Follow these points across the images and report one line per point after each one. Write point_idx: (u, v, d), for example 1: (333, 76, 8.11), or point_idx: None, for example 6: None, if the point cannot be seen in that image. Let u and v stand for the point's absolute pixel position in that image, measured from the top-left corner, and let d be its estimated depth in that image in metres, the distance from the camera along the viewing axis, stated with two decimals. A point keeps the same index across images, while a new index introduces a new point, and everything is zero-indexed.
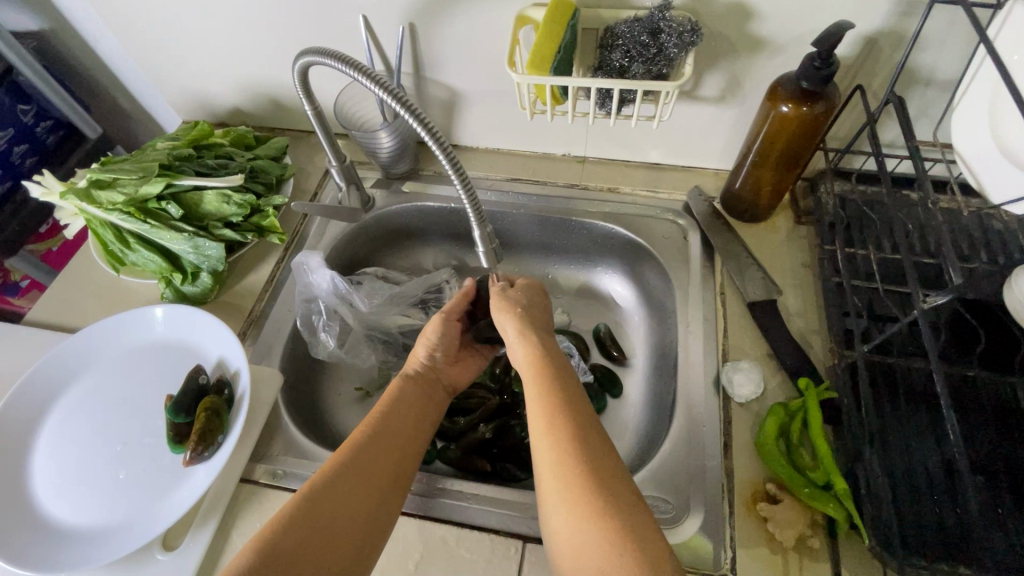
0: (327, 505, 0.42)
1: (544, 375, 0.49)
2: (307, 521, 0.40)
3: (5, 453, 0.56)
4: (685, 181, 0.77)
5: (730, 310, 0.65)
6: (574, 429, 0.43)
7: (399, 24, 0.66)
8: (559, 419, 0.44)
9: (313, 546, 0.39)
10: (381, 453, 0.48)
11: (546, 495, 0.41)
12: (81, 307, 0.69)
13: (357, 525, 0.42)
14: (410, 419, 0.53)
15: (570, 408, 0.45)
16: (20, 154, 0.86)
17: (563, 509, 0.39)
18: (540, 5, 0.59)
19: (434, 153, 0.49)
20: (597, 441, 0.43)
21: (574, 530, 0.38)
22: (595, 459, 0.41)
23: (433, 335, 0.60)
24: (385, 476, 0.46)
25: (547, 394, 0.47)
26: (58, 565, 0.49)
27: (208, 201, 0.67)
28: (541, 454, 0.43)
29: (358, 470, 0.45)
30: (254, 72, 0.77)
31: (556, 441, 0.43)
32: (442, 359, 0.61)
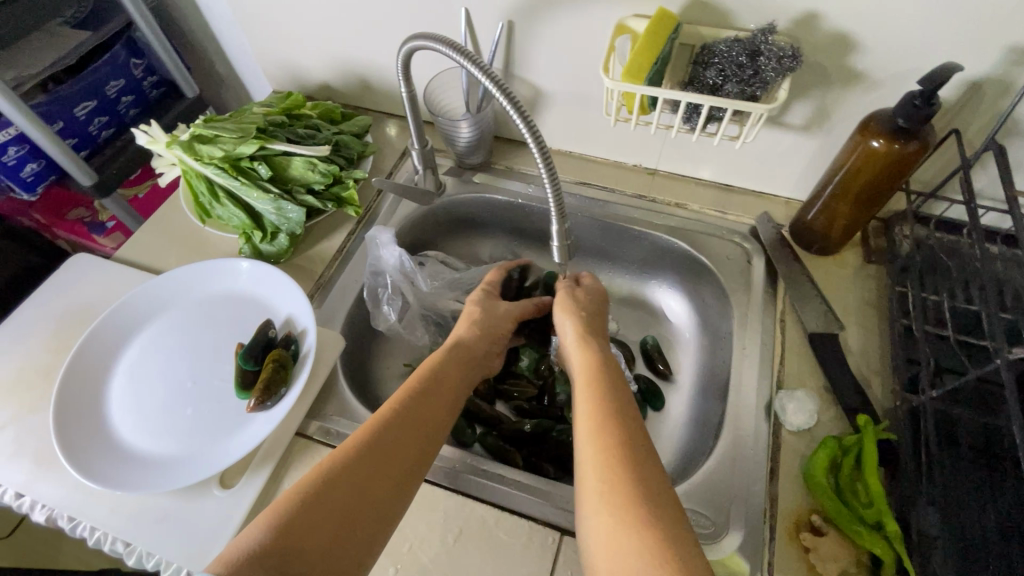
0: (343, 483, 0.42)
1: (597, 384, 0.50)
2: (319, 500, 0.41)
3: (87, 375, 0.60)
4: (754, 206, 0.77)
5: (789, 338, 0.65)
6: (627, 446, 0.43)
7: (498, 20, 0.68)
8: (616, 433, 0.44)
9: (324, 523, 0.40)
10: (406, 430, 0.48)
11: (585, 498, 0.42)
12: (164, 251, 0.73)
13: (370, 501, 0.43)
14: (441, 400, 0.52)
15: (621, 413, 0.47)
16: (126, 104, 0.87)
17: (604, 510, 0.39)
18: (641, 16, 0.60)
19: (528, 144, 0.51)
20: (644, 450, 0.44)
21: (611, 541, 0.38)
22: (639, 471, 0.41)
23: (477, 314, 0.64)
24: (410, 457, 0.47)
25: (596, 401, 0.48)
26: (126, 485, 0.53)
27: (296, 166, 0.70)
28: (590, 455, 0.44)
29: (380, 447, 0.45)
30: (350, 52, 0.81)
31: (603, 445, 0.44)
32: (476, 338, 0.61)
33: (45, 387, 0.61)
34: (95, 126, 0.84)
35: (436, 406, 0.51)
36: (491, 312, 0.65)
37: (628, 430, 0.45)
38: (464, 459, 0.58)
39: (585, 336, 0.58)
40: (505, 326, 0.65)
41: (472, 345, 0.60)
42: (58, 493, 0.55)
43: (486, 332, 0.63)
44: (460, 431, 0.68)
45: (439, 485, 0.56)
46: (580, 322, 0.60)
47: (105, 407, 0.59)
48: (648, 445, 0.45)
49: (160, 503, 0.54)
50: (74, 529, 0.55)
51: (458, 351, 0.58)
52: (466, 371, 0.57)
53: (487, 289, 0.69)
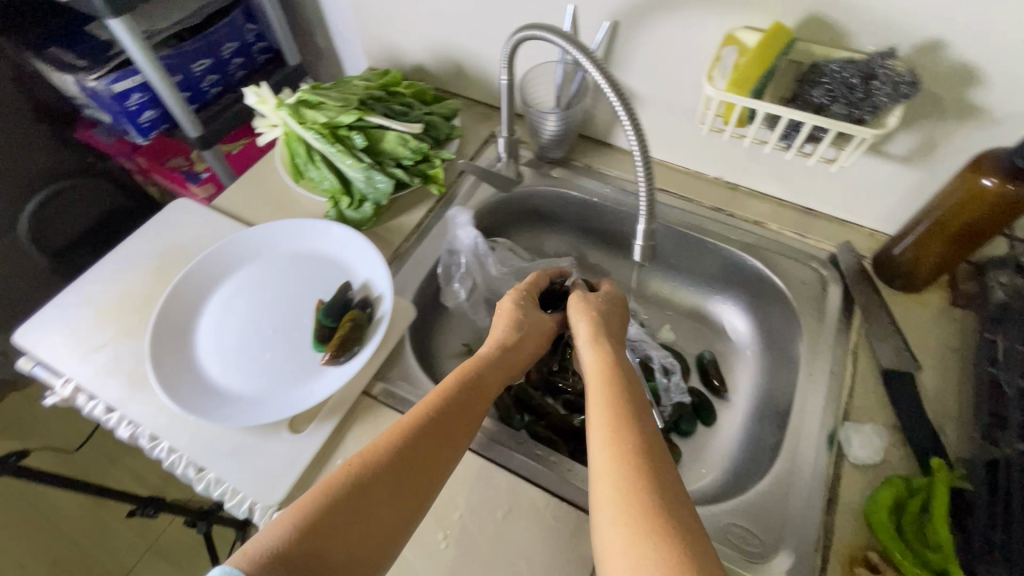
0: (366, 488, 0.42)
1: (618, 387, 0.49)
2: (341, 503, 0.41)
3: (181, 309, 0.65)
4: (835, 233, 0.75)
5: (860, 371, 0.63)
6: (646, 459, 0.42)
7: (604, 20, 0.69)
8: (636, 444, 0.43)
9: (341, 535, 0.40)
10: (429, 439, 0.46)
11: (600, 509, 0.41)
12: (256, 205, 0.77)
13: (386, 510, 0.42)
14: (466, 407, 0.49)
15: (641, 424, 0.45)
16: (235, 66, 0.92)
17: (620, 527, 0.38)
18: (752, 29, 0.60)
19: (627, 136, 0.52)
20: (663, 465, 0.42)
21: (628, 560, 0.36)
22: (658, 488, 0.40)
23: (513, 316, 0.58)
24: (430, 467, 0.45)
25: (615, 408, 0.46)
26: (205, 415, 0.57)
27: (389, 140, 0.73)
28: (607, 464, 0.42)
29: (400, 457, 0.44)
30: (449, 37, 0.83)
31: (621, 456, 0.42)
32: (514, 341, 0.56)
33: (142, 316, 0.66)
34: (206, 83, 0.90)
35: (467, 413, 0.49)
36: (533, 315, 0.59)
37: (648, 443, 0.43)
38: (518, 441, 0.59)
39: (602, 336, 0.55)
40: (545, 329, 0.60)
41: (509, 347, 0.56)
42: (146, 413, 0.59)
43: (525, 336, 0.57)
44: (509, 415, 0.69)
45: (492, 462, 0.57)
46: (598, 320, 0.57)
47: (194, 342, 0.63)
48: (668, 461, 0.43)
49: (233, 437, 0.58)
50: (153, 450, 0.58)
51: (495, 354, 0.54)
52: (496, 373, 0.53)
53: (524, 294, 0.61)
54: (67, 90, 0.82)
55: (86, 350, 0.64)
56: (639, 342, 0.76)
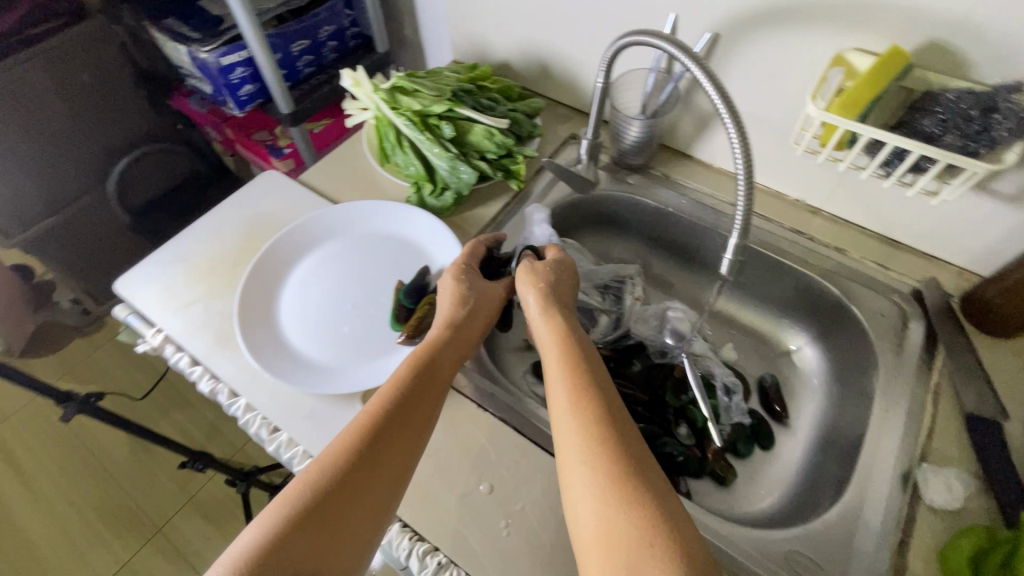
0: (345, 479, 0.43)
1: (575, 358, 0.50)
2: (324, 494, 0.42)
3: (268, 276, 0.68)
4: (921, 268, 0.72)
5: (941, 412, 0.61)
6: (607, 422, 0.44)
7: (704, 31, 0.69)
8: (597, 412, 0.45)
9: (322, 531, 0.40)
10: (392, 429, 0.46)
11: (571, 481, 0.43)
12: (340, 183, 0.80)
13: (361, 500, 0.43)
14: (425, 398, 0.50)
15: (600, 389, 0.48)
16: (329, 48, 0.95)
17: (591, 497, 0.40)
18: (865, 52, 0.59)
19: (732, 141, 0.53)
20: (626, 428, 0.45)
21: (604, 525, 0.39)
22: (624, 447, 0.43)
23: (460, 293, 0.59)
24: (397, 454, 0.46)
25: (574, 380, 0.48)
26: (289, 378, 0.60)
27: (476, 132, 0.75)
28: (573, 435, 0.44)
29: (367, 448, 0.45)
30: (539, 38, 0.85)
31: (586, 426, 0.44)
32: (465, 321, 0.57)
33: (230, 278, 0.70)
34: (302, 63, 0.93)
35: (430, 396, 0.50)
36: (479, 287, 0.61)
37: (610, 407, 0.46)
38: None
39: (550, 306, 0.57)
40: (493, 301, 0.61)
41: (460, 323, 0.57)
42: (230, 370, 0.62)
43: (474, 313, 0.58)
44: None
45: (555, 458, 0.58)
46: (547, 289, 0.59)
47: (277, 308, 0.66)
48: (628, 422, 0.45)
49: (308, 403, 0.60)
50: (230, 407, 0.61)
51: (449, 333, 0.55)
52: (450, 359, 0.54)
53: (464, 267, 0.62)
54: (177, 59, 0.88)
55: (177, 305, 0.67)
56: (702, 358, 0.76)
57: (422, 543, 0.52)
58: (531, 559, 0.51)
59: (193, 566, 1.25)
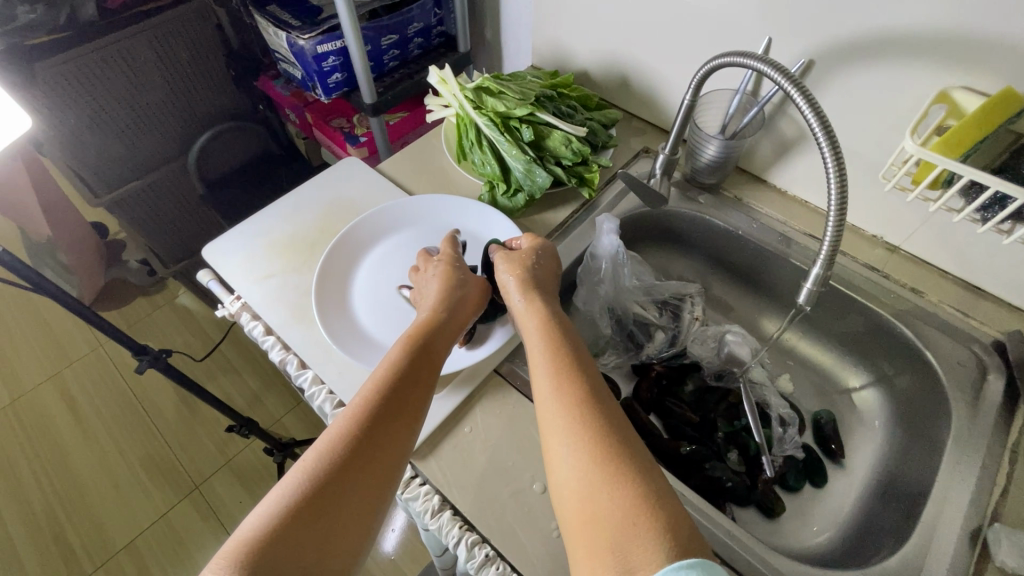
0: (338, 461, 0.44)
1: (557, 344, 0.52)
2: (319, 482, 0.43)
3: (343, 257, 0.71)
4: (1005, 320, 0.69)
5: (1018, 472, 0.58)
6: (587, 404, 0.45)
7: (799, 57, 0.68)
8: (577, 395, 0.46)
9: (317, 515, 0.42)
10: (381, 411, 0.48)
11: (557, 470, 0.43)
12: (416, 175, 0.83)
13: (355, 481, 0.44)
14: (414, 382, 0.51)
15: (581, 372, 0.49)
16: (415, 44, 0.98)
17: (576, 481, 0.41)
18: (974, 92, 0.57)
19: (828, 170, 0.53)
20: (609, 408, 0.46)
21: (589, 505, 0.40)
22: (606, 427, 0.44)
23: (442, 280, 0.61)
24: (386, 434, 0.47)
25: (554, 367, 0.49)
26: (359, 357, 0.62)
27: (554, 138, 0.76)
28: (554, 419, 0.45)
29: (359, 432, 0.46)
30: (623, 50, 0.85)
31: (568, 409, 0.45)
32: (451, 307, 0.59)
33: (307, 256, 0.73)
34: (388, 57, 0.97)
35: (419, 379, 0.51)
36: (461, 275, 0.63)
37: (591, 389, 0.47)
38: None
39: (531, 293, 0.58)
40: (478, 288, 0.62)
41: (446, 310, 0.58)
42: (302, 343, 0.65)
43: (461, 299, 0.60)
44: None
45: None
46: (527, 277, 0.60)
47: (349, 288, 0.69)
48: (613, 404, 0.46)
49: None
50: (298, 378, 0.63)
51: (436, 323, 0.57)
52: (438, 344, 0.55)
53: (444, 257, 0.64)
54: (274, 44, 0.93)
55: (257, 277, 0.71)
56: (760, 386, 0.75)
57: (472, 533, 0.53)
58: None
59: (223, 527, 1.30)
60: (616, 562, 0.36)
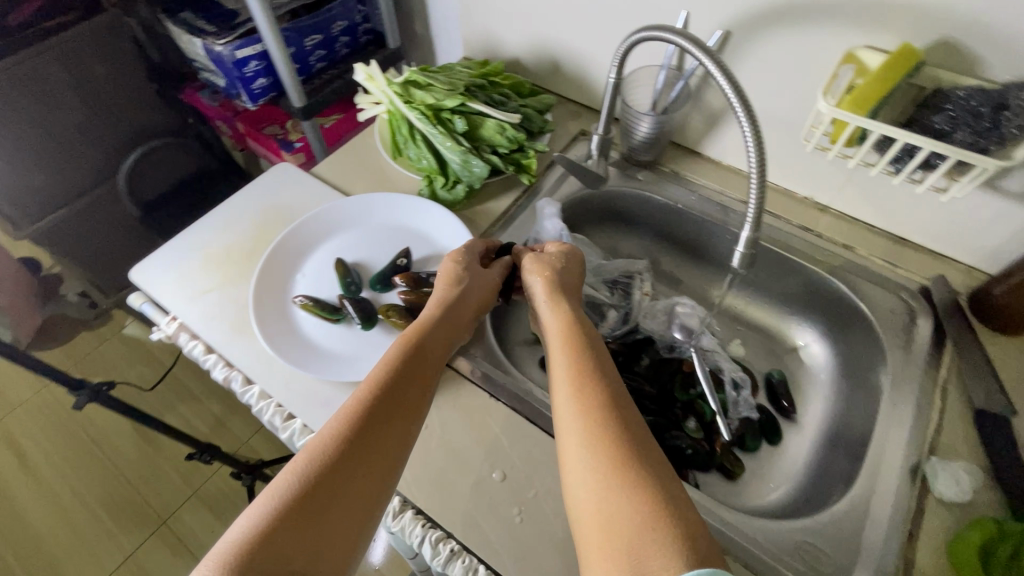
0: (334, 461, 0.41)
1: (576, 345, 0.50)
2: (318, 480, 0.40)
3: (280, 265, 0.69)
4: (929, 267, 0.72)
5: (949, 406, 0.61)
6: (605, 403, 0.44)
7: (717, 28, 0.69)
8: (594, 396, 0.44)
9: (308, 517, 0.38)
10: (384, 411, 0.46)
11: (571, 470, 0.41)
12: (353, 176, 0.81)
13: (351, 483, 0.41)
14: (414, 381, 0.49)
15: (599, 374, 0.47)
16: (342, 43, 0.96)
17: (590, 483, 0.39)
18: (875, 50, 0.59)
19: (745, 134, 0.54)
20: (626, 410, 0.44)
21: (604, 501, 0.38)
22: (625, 427, 0.42)
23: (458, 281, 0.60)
24: (387, 436, 0.45)
25: (575, 364, 0.48)
26: (305, 367, 0.60)
27: (488, 127, 0.75)
28: (570, 419, 0.43)
29: (361, 431, 0.44)
30: (551, 35, 0.85)
31: (585, 410, 0.43)
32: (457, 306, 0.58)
33: (243, 267, 0.71)
34: (314, 58, 0.94)
35: (420, 379, 0.50)
36: (478, 276, 0.62)
37: (609, 391, 0.45)
38: None
39: (554, 296, 0.57)
40: (487, 291, 0.62)
41: (450, 311, 0.57)
42: (244, 357, 0.63)
43: (468, 299, 0.60)
44: None
45: None
46: (552, 281, 0.59)
47: (288, 295, 0.67)
48: (629, 406, 0.45)
49: (323, 390, 0.60)
50: (244, 395, 0.61)
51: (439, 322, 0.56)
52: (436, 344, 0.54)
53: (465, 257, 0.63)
54: (191, 52, 0.89)
55: (191, 294, 0.68)
56: (711, 353, 0.76)
57: (435, 530, 0.53)
58: (543, 545, 0.52)
59: (195, 559, 1.25)
60: (630, 565, 0.34)
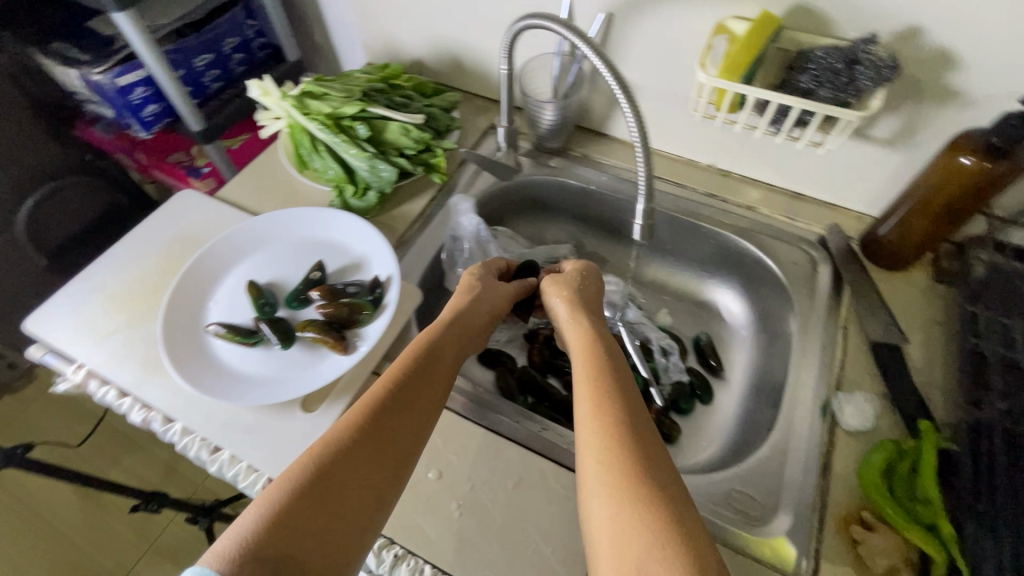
0: (345, 456, 0.41)
1: (595, 359, 0.50)
2: (329, 476, 0.40)
3: (189, 294, 0.66)
4: (825, 217, 0.77)
5: (851, 343, 0.66)
6: (621, 421, 0.43)
7: (600, 11, 0.71)
8: (612, 413, 0.44)
9: (315, 509, 0.38)
10: (398, 413, 0.45)
11: (586, 484, 0.41)
12: (261, 195, 0.79)
13: (360, 482, 0.41)
14: (429, 382, 0.49)
15: (618, 390, 0.46)
16: (236, 61, 0.93)
17: (604, 501, 0.39)
18: (741, 19, 0.63)
19: (625, 111, 0.56)
20: (644, 430, 0.43)
21: (615, 525, 0.38)
22: (641, 447, 0.42)
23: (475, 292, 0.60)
24: (402, 439, 0.44)
25: (594, 380, 0.47)
26: (221, 395, 0.58)
27: (392, 130, 0.75)
28: (587, 434, 0.43)
29: (377, 431, 0.44)
30: (448, 33, 0.86)
31: (603, 426, 0.43)
32: (473, 309, 0.58)
33: (150, 302, 0.68)
34: (207, 78, 0.91)
35: (434, 381, 0.49)
36: (494, 289, 0.62)
37: (627, 408, 0.45)
38: (526, 418, 0.61)
39: (575, 312, 0.57)
40: (502, 301, 0.62)
41: (465, 317, 0.57)
42: (158, 395, 0.61)
43: (484, 305, 0.60)
44: (514, 396, 0.71)
45: (499, 435, 0.59)
46: (573, 297, 0.59)
47: (201, 325, 0.65)
48: (646, 426, 0.44)
49: (246, 416, 0.59)
50: (165, 434, 0.59)
51: (455, 325, 0.55)
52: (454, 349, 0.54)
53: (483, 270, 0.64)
54: (70, 84, 0.84)
55: (95, 338, 0.65)
56: (638, 324, 0.79)
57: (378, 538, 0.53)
58: (484, 536, 0.52)
59: None
60: None
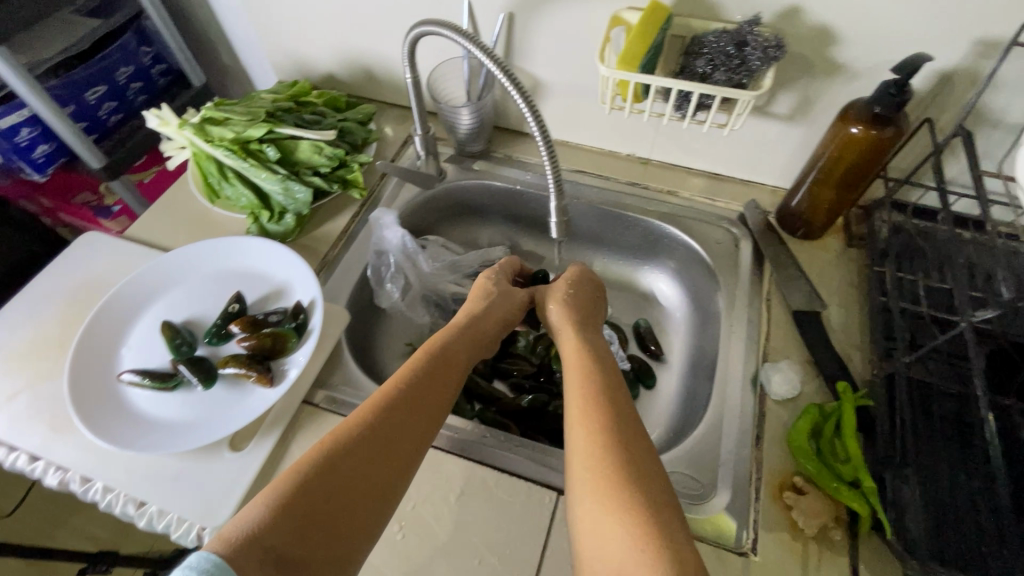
0: (355, 450, 0.40)
1: (587, 365, 0.49)
2: (337, 468, 0.39)
3: (99, 343, 0.62)
4: (742, 194, 0.80)
5: (774, 314, 0.68)
6: (609, 424, 0.42)
7: (500, 12, 0.71)
8: (600, 417, 0.43)
9: (320, 500, 0.37)
10: (408, 412, 0.44)
11: (575, 485, 0.40)
12: (172, 229, 0.75)
13: (365, 478, 0.40)
14: (440, 383, 0.48)
15: (608, 395, 0.45)
16: (135, 90, 0.88)
17: (590, 504, 0.38)
18: (634, 9, 0.63)
19: (525, 112, 0.56)
20: (632, 434, 0.42)
21: (599, 528, 0.36)
22: (627, 450, 0.40)
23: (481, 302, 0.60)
24: (409, 439, 0.43)
25: (583, 385, 0.47)
26: (141, 447, 0.55)
27: (303, 149, 0.73)
28: (577, 438, 0.42)
29: (387, 427, 0.42)
30: (354, 44, 0.84)
31: (592, 429, 0.42)
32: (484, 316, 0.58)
33: (57, 357, 0.63)
34: (104, 111, 0.86)
35: (442, 382, 0.48)
36: (503, 296, 0.62)
37: (617, 412, 0.44)
38: (468, 428, 0.60)
39: (574, 320, 0.57)
40: (512, 311, 0.62)
41: (472, 322, 0.57)
42: (73, 454, 0.57)
43: (494, 314, 0.59)
44: (460, 407, 0.70)
45: (440, 449, 0.58)
46: (572, 306, 0.59)
47: (115, 373, 0.61)
48: (636, 429, 0.43)
49: (170, 465, 0.56)
50: (86, 493, 0.55)
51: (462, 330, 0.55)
52: (461, 353, 0.53)
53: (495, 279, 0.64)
54: None
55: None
56: None
57: None
58: (429, 555, 0.51)
59: None
60: None
